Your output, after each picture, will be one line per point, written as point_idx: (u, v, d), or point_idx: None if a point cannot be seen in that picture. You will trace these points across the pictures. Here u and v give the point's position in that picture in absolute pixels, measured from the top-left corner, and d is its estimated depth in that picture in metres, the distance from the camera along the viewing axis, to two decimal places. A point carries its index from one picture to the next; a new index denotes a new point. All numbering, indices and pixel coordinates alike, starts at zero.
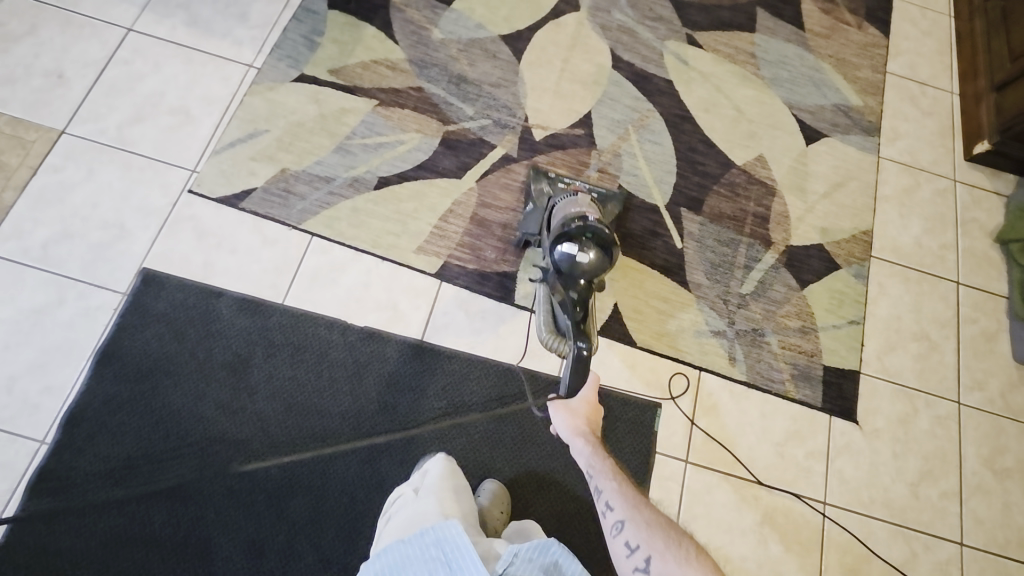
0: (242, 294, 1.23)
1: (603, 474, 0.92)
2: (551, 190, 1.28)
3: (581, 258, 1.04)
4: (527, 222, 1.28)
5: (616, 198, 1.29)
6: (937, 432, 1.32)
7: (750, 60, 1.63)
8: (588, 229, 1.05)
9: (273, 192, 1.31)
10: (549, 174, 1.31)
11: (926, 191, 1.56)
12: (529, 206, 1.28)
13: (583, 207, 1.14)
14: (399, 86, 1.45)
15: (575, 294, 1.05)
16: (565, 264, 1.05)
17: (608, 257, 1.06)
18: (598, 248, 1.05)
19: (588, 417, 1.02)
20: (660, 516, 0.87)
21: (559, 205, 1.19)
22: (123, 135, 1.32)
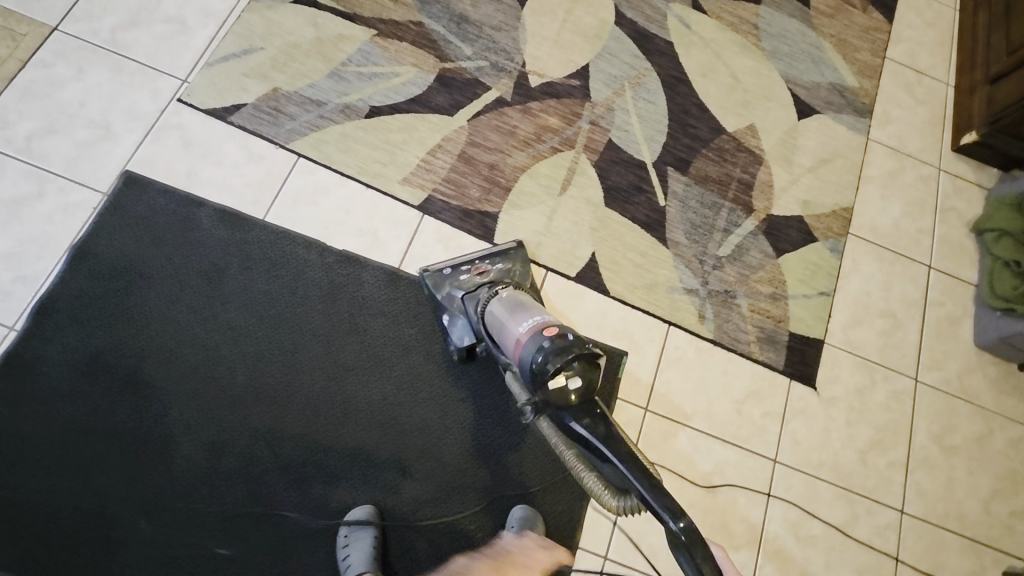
0: (223, 206, 1.23)
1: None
2: (457, 287, 1.19)
3: (571, 383, 0.83)
4: (456, 336, 1.17)
5: (517, 251, 1.26)
6: (891, 405, 1.36)
7: (753, 30, 1.63)
8: (556, 347, 0.87)
9: (263, 109, 1.31)
10: (436, 268, 1.21)
11: (911, 176, 1.58)
12: (453, 319, 1.18)
13: (533, 314, 0.99)
14: (399, 19, 1.44)
15: (590, 425, 0.79)
16: (559, 400, 0.83)
17: (591, 364, 0.86)
18: (577, 359, 0.86)
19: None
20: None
21: (501, 326, 1.01)
22: (116, 39, 1.31)
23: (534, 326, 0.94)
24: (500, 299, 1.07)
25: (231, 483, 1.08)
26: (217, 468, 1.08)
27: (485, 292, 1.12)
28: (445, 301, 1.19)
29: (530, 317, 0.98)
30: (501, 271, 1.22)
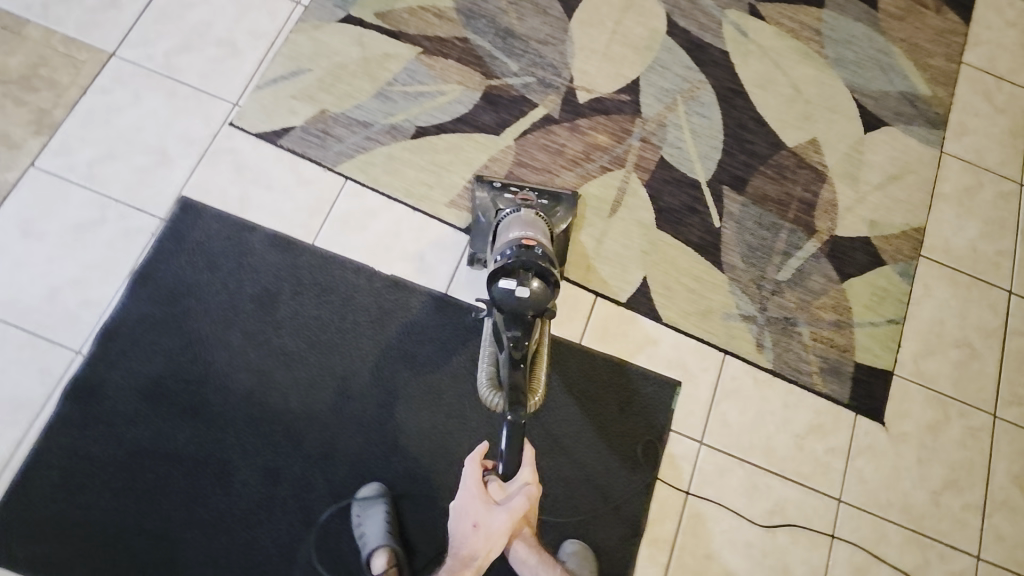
0: (275, 231, 1.24)
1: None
2: (498, 200, 1.19)
3: (521, 292, 0.94)
4: (476, 240, 1.20)
5: (568, 201, 1.20)
6: (967, 443, 1.26)
7: (815, 36, 1.54)
8: (527, 260, 0.96)
9: (311, 132, 1.31)
10: (494, 181, 1.21)
11: (989, 192, 1.46)
12: (478, 224, 1.20)
13: (524, 230, 1.04)
14: (444, 36, 1.41)
15: (515, 334, 0.95)
16: (504, 302, 0.94)
17: (549, 287, 0.95)
18: (540, 281, 0.95)
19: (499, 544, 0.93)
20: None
21: (503, 227, 1.08)
22: (170, 63, 1.33)
23: (519, 236, 1.02)
24: (519, 213, 1.09)
25: (286, 509, 1.09)
26: (273, 494, 1.09)
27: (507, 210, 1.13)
28: (479, 204, 1.20)
29: (524, 228, 1.04)
30: (545, 205, 1.19)
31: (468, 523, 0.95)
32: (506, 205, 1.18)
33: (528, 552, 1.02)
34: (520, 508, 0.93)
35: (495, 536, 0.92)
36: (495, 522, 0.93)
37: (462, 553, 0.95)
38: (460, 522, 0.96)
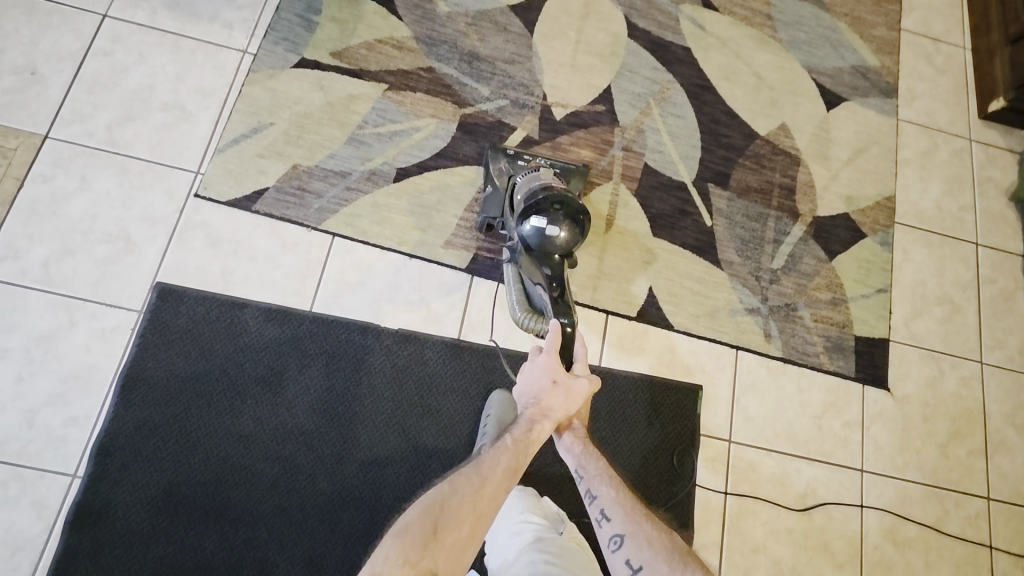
0: (269, 304, 1.17)
1: (596, 478, 1.01)
2: (511, 169, 1.22)
3: (551, 231, 1.06)
4: (488, 206, 1.21)
5: (579, 172, 1.25)
6: (962, 393, 1.35)
7: (767, 21, 1.58)
8: (557, 201, 1.07)
9: (287, 191, 1.23)
10: (507, 150, 1.24)
11: (944, 152, 1.55)
12: (487, 190, 1.22)
13: (547, 179, 1.14)
14: (408, 68, 1.36)
15: (548, 269, 1.07)
16: (535, 239, 1.06)
17: (581, 227, 1.08)
18: (570, 221, 1.07)
19: (578, 403, 1.02)
20: (658, 528, 0.95)
21: (521, 181, 1.17)
22: (114, 137, 1.21)
23: (546, 184, 1.12)
24: (537, 172, 1.17)
25: None
26: None
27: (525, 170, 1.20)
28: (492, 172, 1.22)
29: (545, 178, 1.15)
30: (558, 173, 1.23)
31: (546, 381, 1.00)
32: (519, 171, 1.22)
33: (575, 441, 1.05)
34: (593, 381, 1.05)
35: (574, 396, 1.00)
36: (577, 384, 1.01)
37: (539, 405, 0.98)
38: (538, 379, 1.00)
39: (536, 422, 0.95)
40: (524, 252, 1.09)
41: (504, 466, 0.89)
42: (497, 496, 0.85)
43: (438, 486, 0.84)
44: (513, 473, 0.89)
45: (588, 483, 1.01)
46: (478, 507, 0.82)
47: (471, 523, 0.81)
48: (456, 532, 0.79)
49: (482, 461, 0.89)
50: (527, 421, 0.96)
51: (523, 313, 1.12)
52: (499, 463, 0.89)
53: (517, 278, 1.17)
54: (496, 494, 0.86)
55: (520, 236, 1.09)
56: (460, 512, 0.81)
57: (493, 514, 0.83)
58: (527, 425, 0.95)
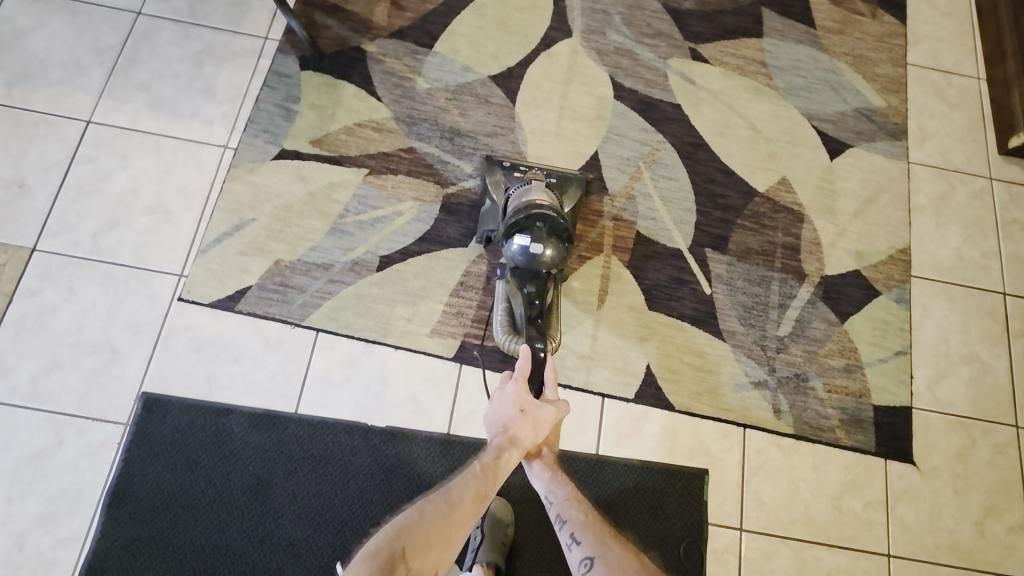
0: (254, 409, 1.15)
1: (565, 503, 1.00)
2: (507, 181, 1.26)
3: (534, 250, 1.09)
4: (486, 220, 1.25)
5: (576, 180, 1.27)
6: (997, 462, 1.24)
7: (761, 69, 1.51)
8: (541, 220, 1.10)
9: (270, 288, 1.22)
10: (505, 163, 1.28)
11: (962, 194, 1.45)
12: (487, 204, 1.25)
13: (535, 194, 1.15)
14: (389, 150, 1.34)
15: (530, 289, 1.12)
16: (521, 258, 1.10)
17: (563, 244, 1.11)
18: (554, 239, 1.10)
19: (546, 430, 1.03)
20: (627, 550, 0.93)
21: (514, 194, 1.19)
22: (99, 245, 1.22)
23: (533, 200, 1.14)
24: (529, 184, 1.19)
25: None
26: None
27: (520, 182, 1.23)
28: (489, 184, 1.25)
29: (530, 193, 1.16)
30: (554, 183, 1.26)
31: (513, 411, 1.02)
32: (515, 183, 1.24)
33: (544, 468, 1.05)
34: (562, 406, 1.06)
35: (542, 424, 1.02)
36: (544, 412, 1.03)
37: (507, 432, 1.00)
38: (506, 408, 1.03)
39: (504, 449, 0.97)
40: (511, 269, 1.14)
41: (473, 491, 0.91)
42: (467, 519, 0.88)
43: (407, 513, 0.87)
44: (482, 497, 0.91)
45: (557, 508, 1.00)
46: (449, 529, 0.85)
47: (441, 546, 0.83)
48: (429, 556, 0.81)
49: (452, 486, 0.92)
50: (496, 449, 0.98)
51: (504, 335, 1.15)
52: (469, 489, 0.91)
53: (501, 296, 1.19)
54: (467, 517, 0.88)
55: (506, 253, 1.13)
56: (430, 534, 0.83)
57: (462, 538, 0.86)
58: (496, 453, 0.97)
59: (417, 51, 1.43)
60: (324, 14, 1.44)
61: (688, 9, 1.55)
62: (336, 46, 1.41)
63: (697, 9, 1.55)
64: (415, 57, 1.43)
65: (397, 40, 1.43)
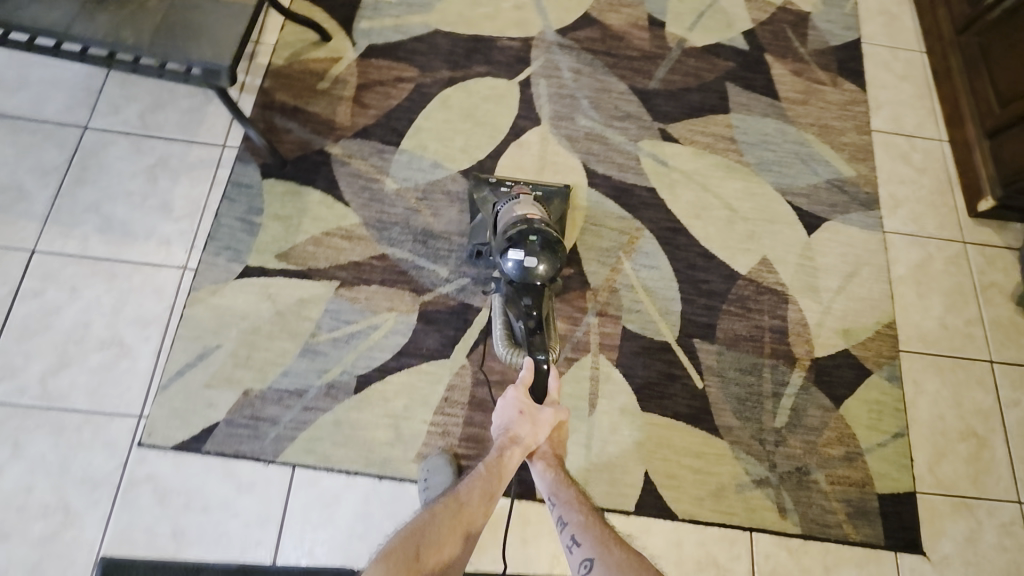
0: (228, 563, 1.05)
1: (566, 504, 0.97)
2: (494, 197, 1.27)
3: (529, 264, 1.08)
4: (476, 233, 1.25)
5: (559, 194, 1.31)
6: (1006, 543, 1.22)
7: (731, 145, 1.51)
8: (534, 232, 1.09)
9: (240, 422, 1.13)
10: (490, 180, 1.30)
11: (939, 261, 1.46)
12: (477, 219, 1.26)
13: (524, 207, 1.16)
14: (360, 258, 1.28)
15: (528, 302, 1.10)
16: (516, 271, 1.09)
17: (557, 255, 1.10)
18: (547, 251, 1.09)
19: (546, 430, 1.04)
20: (629, 553, 0.89)
21: (502, 210, 1.20)
22: (48, 390, 1.12)
23: (524, 212, 1.14)
24: (517, 199, 1.20)
25: None
26: None
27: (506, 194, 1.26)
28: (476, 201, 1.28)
29: (518, 207, 1.17)
30: (540, 197, 1.29)
31: (513, 412, 1.05)
32: (502, 198, 1.26)
33: (549, 468, 1.04)
34: (562, 409, 1.08)
35: (542, 424, 1.04)
36: (543, 413, 1.05)
37: (508, 433, 1.03)
38: (507, 410, 1.05)
39: (504, 448, 1.01)
40: (505, 284, 1.13)
41: (476, 494, 0.96)
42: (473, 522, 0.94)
43: (418, 516, 0.93)
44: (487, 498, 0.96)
45: (559, 509, 0.98)
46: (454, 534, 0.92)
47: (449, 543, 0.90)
48: (437, 553, 0.88)
49: (459, 489, 0.98)
50: (498, 449, 1.01)
51: (505, 348, 1.12)
52: (474, 490, 0.97)
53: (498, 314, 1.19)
54: (473, 516, 0.94)
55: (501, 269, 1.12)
56: (438, 539, 0.90)
57: (470, 534, 0.93)
58: (497, 453, 1.01)
59: (383, 150, 1.38)
60: (284, 116, 1.38)
61: (654, 89, 1.54)
62: (298, 150, 1.36)
63: (663, 88, 1.55)
64: (381, 156, 1.38)
65: (362, 140, 1.39)
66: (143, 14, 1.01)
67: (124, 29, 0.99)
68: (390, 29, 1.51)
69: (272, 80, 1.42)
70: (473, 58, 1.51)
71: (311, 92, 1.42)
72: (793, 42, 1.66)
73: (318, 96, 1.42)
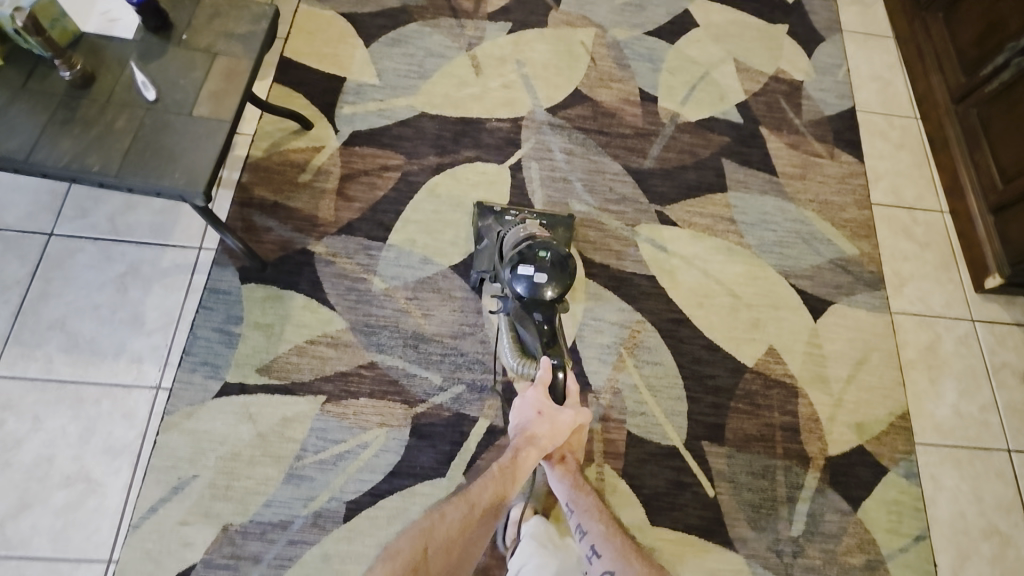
0: None
1: (586, 514, 1.02)
2: (499, 225, 1.29)
3: (539, 281, 1.08)
4: (481, 260, 1.26)
5: (563, 222, 1.34)
6: None
7: (731, 226, 1.46)
8: (543, 247, 1.10)
9: (219, 563, 1.04)
10: (495, 210, 1.33)
11: (949, 341, 1.41)
12: (482, 245, 1.27)
13: (530, 229, 1.17)
14: (347, 368, 1.20)
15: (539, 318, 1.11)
16: (526, 288, 1.09)
17: (567, 271, 1.10)
18: (557, 266, 1.10)
19: (566, 431, 1.05)
20: (646, 566, 0.95)
21: (508, 232, 1.21)
22: (7, 536, 1.03)
23: (530, 233, 1.15)
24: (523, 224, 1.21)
25: None
26: None
27: (511, 220, 1.30)
28: (483, 229, 1.29)
29: (523, 228, 1.18)
30: (544, 225, 1.32)
31: (532, 413, 1.06)
32: (507, 226, 1.28)
33: (566, 473, 1.06)
34: (581, 414, 1.08)
35: (559, 426, 1.05)
36: (561, 416, 1.06)
37: (525, 434, 1.04)
38: (526, 412, 1.07)
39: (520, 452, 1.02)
40: (516, 299, 1.12)
41: (488, 495, 1.00)
42: (481, 522, 1.00)
43: (428, 514, 1.00)
44: (496, 503, 1.01)
45: (578, 517, 1.02)
46: (462, 534, 0.97)
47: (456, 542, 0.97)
48: (446, 552, 0.95)
49: (472, 489, 1.02)
50: (513, 451, 1.03)
51: (517, 360, 1.14)
52: (487, 490, 1.01)
53: (506, 327, 1.20)
54: (482, 516, 1.00)
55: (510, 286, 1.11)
56: (446, 539, 0.96)
57: (476, 533, 0.99)
58: (512, 455, 1.03)
59: (370, 247, 1.32)
60: (263, 213, 1.31)
61: (649, 168, 1.50)
62: (279, 250, 1.28)
63: (658, 167, 1.50)
64: (368, 253, 1.31)
65: (346, 236, 1.32)
66: (110, 136, 0.93)
67: (89, 154, 0.92)
68: (374, 113, 1.45)
69: (251, 174, 1.35)
70: (461, 142, 1.45)
71: (292, 185, 1.35)
72: (787, 113, 1.63)
73: (300, 189, 1.35)
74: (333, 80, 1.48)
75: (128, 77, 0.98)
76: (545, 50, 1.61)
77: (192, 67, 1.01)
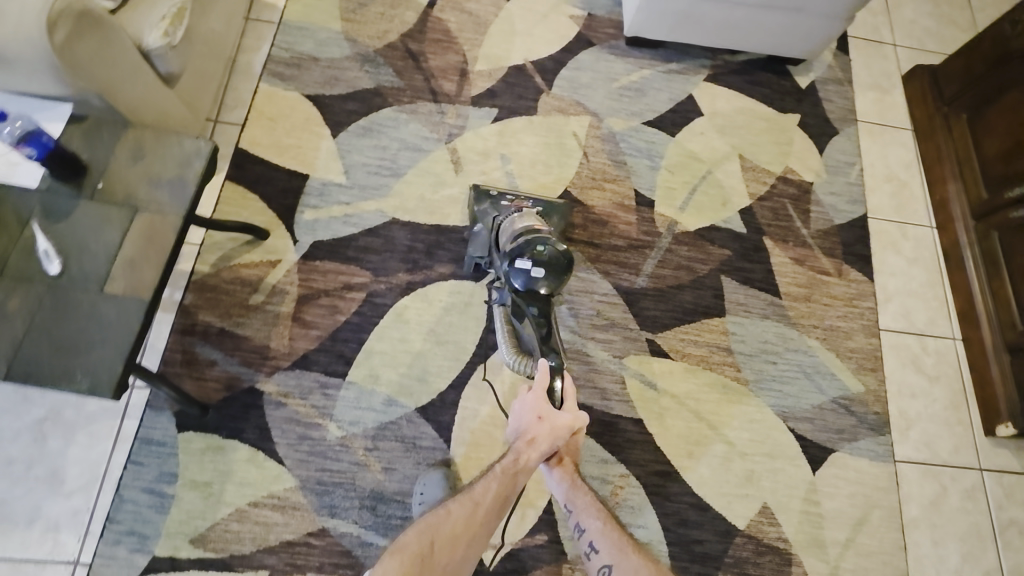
0: None
1: (585, 512, 0.94)
2: (495, 209, 1.24)
3: (535, 273, 0.99)
4: (474, 247, 1.24)
5: (558, 210, 1.30)
6: None
7: (728, 357, 1.34)
8: (539, 241, 0.99)
9: None
10: (491, 193, 1.27)
11: (954, 495, 1.30)
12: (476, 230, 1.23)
13: (529, 221, 1.08)
14: (293, 537, 1.07)
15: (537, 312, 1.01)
16: (522, 280, 1.00)
17: (565, 264, 1.01)
18: (553, 257, 1.00)
19: (563, 435, 0.94)
20: (647, 559, 0.88)
21: (506, 223, 1.13)
22: None
23: (528, 227, 1.05)
24: (521, 214, 1.13)
25: None
26: None
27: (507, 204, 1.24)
28: (478, 214, 1.24)
29: (523, 223, 1.08)
30: (539, 210, 1.27)
31: (532, 416, 0.94)
32: (502, 213, 1.22)
33: (565, 476, 0.97)
34: (582, 416, 0.96)
35: (561, 431, 0.93)
36: (561, 417, 0.94)
37: (524, 437, 0.92)
38: (524, 414, 0.95)
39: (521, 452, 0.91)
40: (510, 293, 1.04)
41: (494, 492, 0.88)
42: (488, 519, 0.86)
43: (430, 513, 0.86)
44: (504, 499, 0.88)
45: (577, 516, 0.94)
46: (471, 528, 0.84)
47: (464, 541, 0.83)
48: (451, 554, 0.81)
49: (473, 488, 0.89)
50: (514, 453, 0.92)
51: (516, 357, 1.07)
52: (490, 488, 0.88)
53: (507, 323, 1.12)
54: (489, 515, 0.86)
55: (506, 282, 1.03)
56: (453, 532, 0.83)
57: (484, 535, 0.85)
58: (512, 455, 0.91)
59: (327, 385, 1.18)
60: (207, 344, 1.17)
61: (642, 287, 1.37)
62: (224, 389, 1.14)
63: (652, 286, 1.37)
64: (324, 392, 1.17)
65: (301, 372, 1.18)
66: None
67: None
68: (338, 219, 1.30)
69: (196, 294, 1.20)
70: (435, 255, 1.31)
71: (242, 309, 1.20)
72: (794, 221, 1.50)
73: (251, 313, 1.20)
74: (293, 178, 1.32)
75: (27, 241, 0.84)
76: (534, 143, 1.45)
77: (106, 225, 0.86)
